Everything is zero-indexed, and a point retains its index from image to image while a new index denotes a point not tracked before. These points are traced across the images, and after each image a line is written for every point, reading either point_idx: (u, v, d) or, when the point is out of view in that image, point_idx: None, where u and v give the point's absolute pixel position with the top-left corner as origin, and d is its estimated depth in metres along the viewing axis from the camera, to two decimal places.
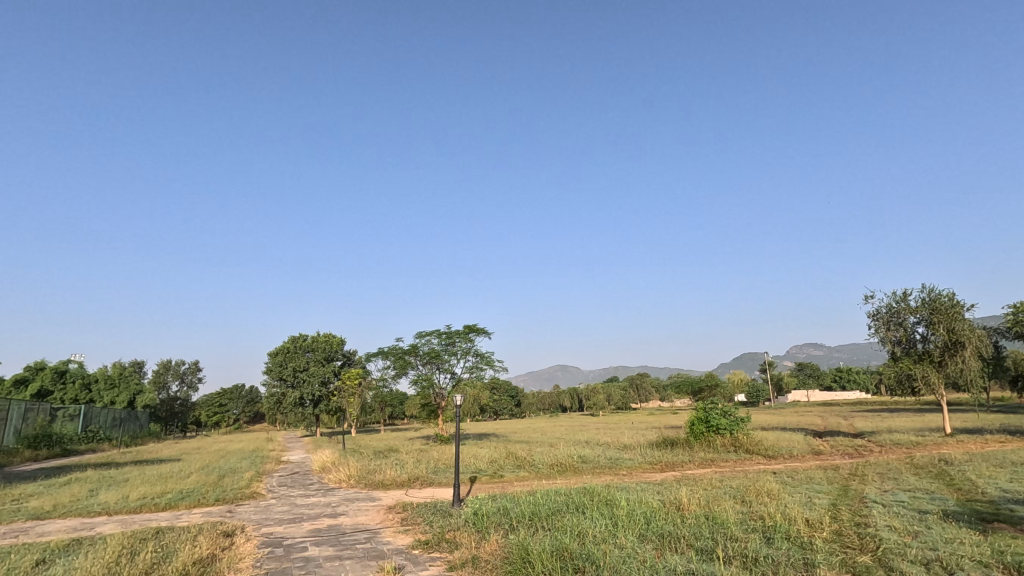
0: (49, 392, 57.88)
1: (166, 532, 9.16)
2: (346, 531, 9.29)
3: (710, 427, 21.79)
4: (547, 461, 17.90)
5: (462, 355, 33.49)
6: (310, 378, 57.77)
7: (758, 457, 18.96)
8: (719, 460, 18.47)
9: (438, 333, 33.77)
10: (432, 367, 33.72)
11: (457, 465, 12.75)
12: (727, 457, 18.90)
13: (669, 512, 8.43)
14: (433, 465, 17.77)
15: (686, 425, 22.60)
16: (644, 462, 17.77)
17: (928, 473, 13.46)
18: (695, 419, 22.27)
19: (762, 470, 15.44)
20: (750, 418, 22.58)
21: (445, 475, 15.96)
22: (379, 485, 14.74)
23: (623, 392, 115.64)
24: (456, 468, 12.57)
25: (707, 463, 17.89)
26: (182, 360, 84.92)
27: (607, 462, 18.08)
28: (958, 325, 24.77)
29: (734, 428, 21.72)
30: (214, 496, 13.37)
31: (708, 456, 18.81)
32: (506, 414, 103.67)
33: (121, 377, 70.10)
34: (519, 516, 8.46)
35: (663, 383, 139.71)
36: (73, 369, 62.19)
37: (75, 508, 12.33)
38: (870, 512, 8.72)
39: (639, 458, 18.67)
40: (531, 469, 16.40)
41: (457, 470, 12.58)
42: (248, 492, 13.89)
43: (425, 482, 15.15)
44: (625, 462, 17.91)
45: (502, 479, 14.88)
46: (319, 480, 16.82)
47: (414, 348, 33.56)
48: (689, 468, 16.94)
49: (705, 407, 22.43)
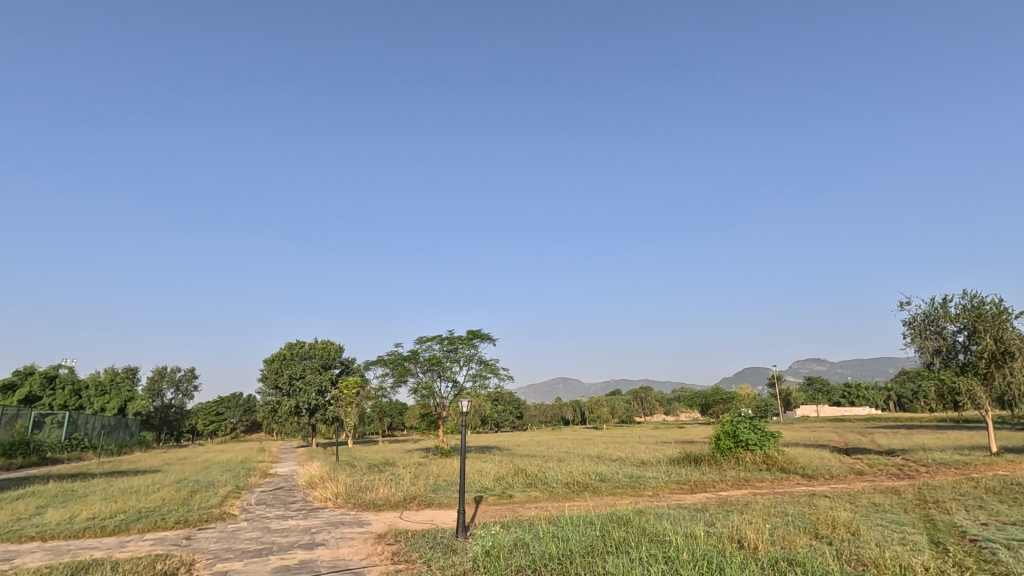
0: (37, 398, 55.90)
1: (90, 571, 7.18)
2: (321, 572, 7.28)
3: (739, 443, 19.71)
4: (561, 479, 15.86)
5: (465, 363, 31.46)
6: (307, 386, 55.73)
7: (797, 477, 16.92)
8: (754, 480, 16.47)
9: (440, 339, 31.86)
10: (433, 374, 31.78)
11: (464, 475, 10.67)
12: (762, 476, 16.89)
13: (741, 554, 6.46)
14: (433, 482, 15.79)
15: (710, 440, 20.57)
16: (670, 482, 15.78)
17: (1016, 500, 11.40)
18: (720, 434, 20.23)
19: (811, 494, 13.46)
20: (781, 433, 20.53)
21: (447, 494, 13.98)
22: (369, 506, 12.76)
23: (627, 405, 113.04)
24: (461, 478, 10.46)
25: (741, 483, 15.88)
26: (178, 367, 82.86)
27: (628, 481, 16.05)
28: (1005, 334, 22.83)
29: (765, 444, 19.67)
30: (175, 517, 11.34)
31: (741, 476, 16.80)
32: (508, 426, 101.03)
33: (113, 383, 68.09)
34: (544, 558, 6.50)
35: (669, 397, 136.62)
36: (63, 374, 60.23)
37: (7, 531, 10.35)
38: (998, 557, 6.72)
39: (663, 477, 16.66)
40: (544, 489, 14.41)
41: (463, 480, 10.47)
42: (215, 513, 11.87)
43: (424, 502, 13.19)
44: (650, 481, 15.91)
45: (512, 501, 12.91)
46: (303, 498, 14.77)
47: (414, 354, 31.65)
48: (723, 489, 14.97)
49: (731, 420, 20.40)
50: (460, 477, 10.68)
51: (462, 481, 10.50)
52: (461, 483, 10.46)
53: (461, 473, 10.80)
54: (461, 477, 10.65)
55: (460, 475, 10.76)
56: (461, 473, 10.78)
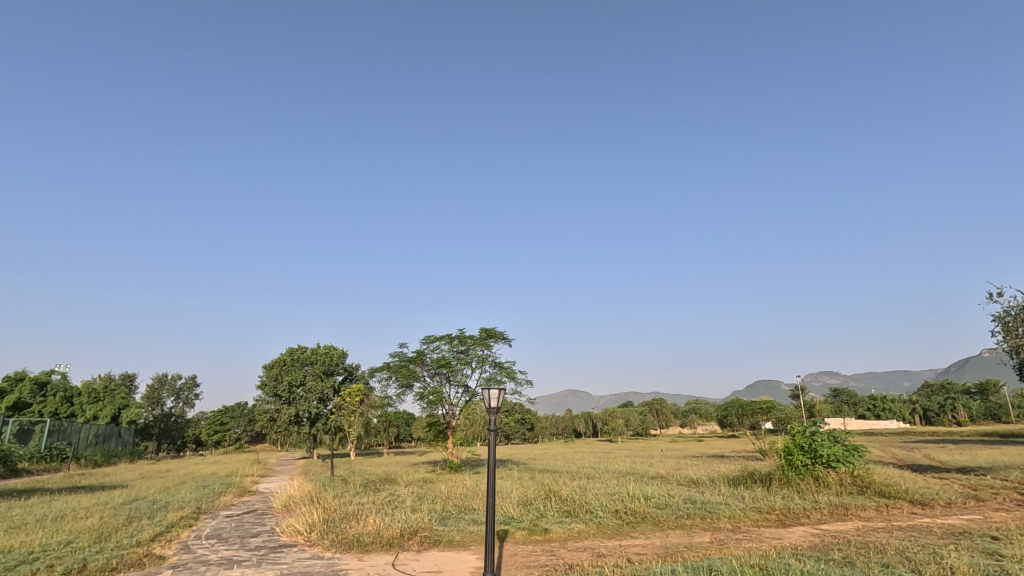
0: (27, 405, 53.07)
1: None
2: None
3: (816, 459, 15.98)
4: (606, 505, 12.25)
5: (477, 365, 27.88)
6: (307, 395, 52.53)
7: (907, 505, 13.17)
8: (855, 508, 12.74)
9: (450, 339, 28.45)
10: (442, 378, 28.34)
11: (494, 490, 7.20)
12: (863, 503, 13.16)
13: None
14: (439, 507, 12.28)
15: (778, 457, 16.83)
16: (748, 510, 12.15)
17: None
18: (791, 448, 16.49)
19: (959, 533, 9.81)
20: (864, 448, 16.79)
21: (459, 526, 10.53)
22: (351, 546, 9.21)
23: (643, 419, 108.13)
24: (488, 494, 7.02)
25: (842, 513, 12.19)
26: (178, 374, 80.05)
27: (694, 508, 12.41)
28: None
29: (849, 461, 15.93)
30: (70, 563, 7.85)
31: (837, 503, 13.04)
32: (519, 438, 96.81)
33: (107, 391, 65.15)
34: None
35: (683, 409, 131.33)
36: (54, 380, 57.34)
37: None
38: None
39: (734, 503, 13.03)
40: (587, 519, 10.90)
41: (491, 499, 7.04)
42: (133, 556, 8.39)
43: (428, 539, 9.62)
44: (721, 508, 12.30)
45: (549, 540, 9.45)
46: (270, 529, 11.28)
47: (420, 356, 28.27)
48: (823, 522, 11.34)
49: (805, 433, 16.71)
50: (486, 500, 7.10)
51: (493, 511, 6.95)
52: (492, 502, 6.99)
53: (490, 486, 7.25)
54: (492, 494, 7.14)
55: (490, 494, 7.17)
56: (491, 488, 7.21)
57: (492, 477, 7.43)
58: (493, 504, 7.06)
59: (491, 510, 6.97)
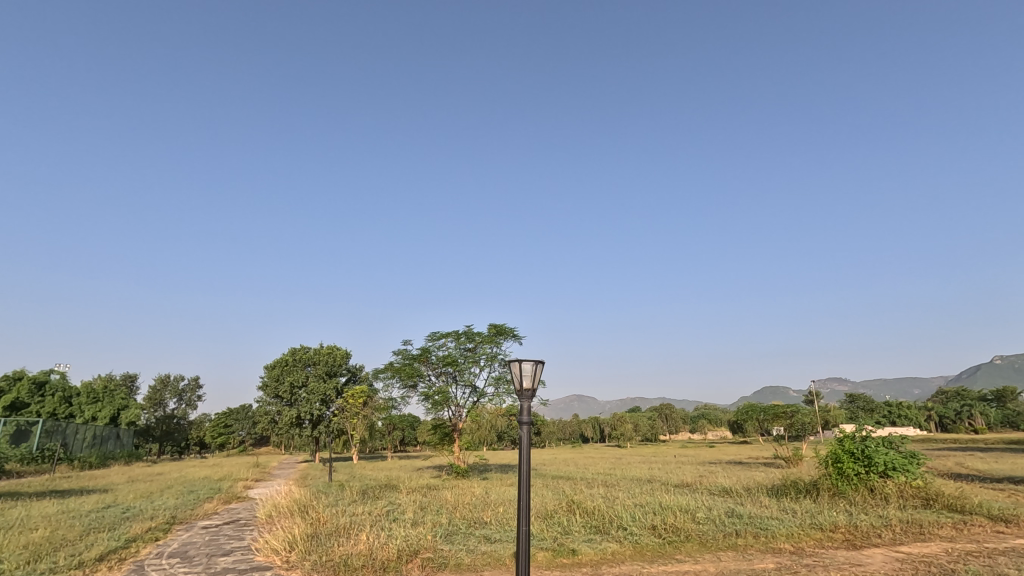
0: (25, 405, 51.81)
1: None
2: None
3: (871, 468, 14.18)
4: (640, 520, 10.51)
5: (486, 363, 26.18)
6: (309, 397, 50.93)
7: (990, 523, 11.29)
8: (930, 525, 10.91)
9: (457, 335, 26.78)
10: (448, 378, 26.70)
11: (528, 513, 5.48)
12: (938, 520, 11.26)
13: None
14: (445, 520, 10.61)
15: (825, 464, 15.05)
16: (807, 528, 10.38)
17: None
18: (839, 454, 14.74)
19: None
20: (922, 456, 14.96)
21: (470, 544, 8.84)
22: (337, 572, 7.46)
23: (652, 424, 105.94)
24: (521, 520, 5.32)
25: (920, 534, 10.34)
26: (180, 375, 78.70)
27: (742, 525, 10.63)
28: None
29: (910, 471, 14.05)
30: None
31: (909, 520, 11.20)
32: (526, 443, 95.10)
33: (106, 391, 63.84)
34: None
35: (692, 414, 128.87)
36: (53, 380, 56.07)
37: None
38: None
39: (787, 518, 11.23)
40: (621, 538, 9.19)
41: (524, 529, 5.34)
42: None
43: (431, 563, 7.87)
44: (774, 525, 10.53)
45: (582, 566, 7.76)
46: (245, 545, 9.58)
47: (425, 354, 26.57)
48: (901, 545, 9.53)
49: (857, 440, 14.87)
50: (518, 524, 5.38)
51: (526, 546, 5.23)
52: (525, 530, 5.27)
53: (521, 505, 5.51)
54: (524, 517, 5.41)
55: (519, 519, 5.42)
56: (523, 507, 5.47)
57: (522, 491, 5.66)
58: (525, 536, 5.35)
59: (523, 547, 5.26)
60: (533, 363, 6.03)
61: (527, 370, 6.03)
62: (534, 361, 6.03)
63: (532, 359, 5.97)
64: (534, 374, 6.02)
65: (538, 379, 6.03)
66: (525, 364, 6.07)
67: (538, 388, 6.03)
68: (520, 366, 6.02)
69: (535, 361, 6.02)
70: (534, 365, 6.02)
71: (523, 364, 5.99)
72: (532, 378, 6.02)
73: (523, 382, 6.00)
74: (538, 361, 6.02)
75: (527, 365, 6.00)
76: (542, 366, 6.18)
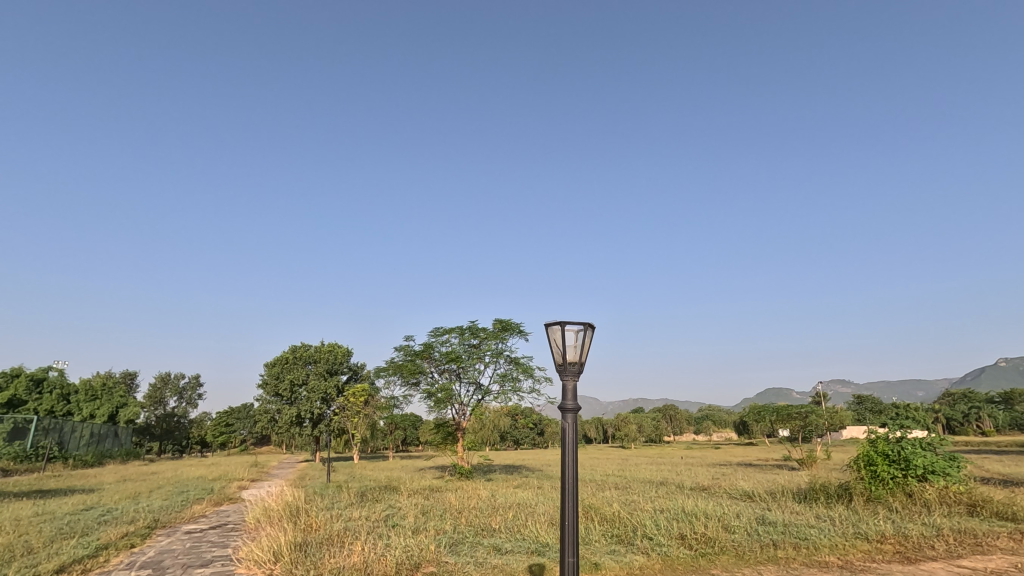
0: (22, 402, 51.02)
1: None
2: None
3: (908, 471, 13.19)
4: (666, 528, 9.56)
5: (491, 360, 25.24)
6: (309, 395, 50.02)
7: None
8: (985, 535, 9.86)
9: (460, 331, 25.80)
10: (451, 375, 25.76)
11: (574, 542, 4.50)
12: (993, 530, 10.21)
13: None
14: (450, 527, 9.66)
15: (856, 467, 14.07)
16: (851, 538, 9.37)
17: None
18: (873, 457, 13.75)
19: None
20: (963, 458, 13.88)
21: (480, 555, 7.92)
22: None
23: (656, 425, 104.67)
24: (566, 552, 4.36)
25: (979, 546, 9.28)
26: (181, 373, 77.91)
27: (777, 534, 9.64)
28: None
29: (951, 475, 13.01)
30: None
31: (960, 529, 10.15)
32: (528, 443, 93.95)
33: (105, 388, 63.03)
34: None
35: (696, 415, 127.64)
36: (51, 377, 55.41)
37: None
38: None
39: (826, 527, 10.20)
40: (648, 549, 8.24)
41: (569, 560, 4.42)
42: None
43: None
44: (812, 535, 9.54)
45: None
46: (228, 555, 8.62)
47: (428, 350, 25.62)
48: (961, 559, 8.49)
49: (891, 441, 13.87)
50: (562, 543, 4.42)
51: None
52: (573, 560, 4.30)
53: (566, 521, 4.48)
54: (571, 542, 4.38)
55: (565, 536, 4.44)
56: (569, 526, 4.44)
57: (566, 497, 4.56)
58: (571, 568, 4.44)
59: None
60: (583, 328, 4.63)
61: (578, 337, 4.60)
62: (584, 323, 4.62)
63: (581, 321, 4.57)
64: (584, 342, 4.62)
65: (588, 350, 4.64)
66: (571, 329, 4.62)
67: (585, 361, 4.60)
68: (561, 332, 4.62)
69: (586, 325, 4.64)
70: (585, 329, 4.61)
71: (566, 331, 4.56)
72: (582, 348, 4.62)
73: (568, 354, 4.59)
74: (591, 324, 4.61)
75: (577, 331, 4.60)
76: (590, 332, 4.74)
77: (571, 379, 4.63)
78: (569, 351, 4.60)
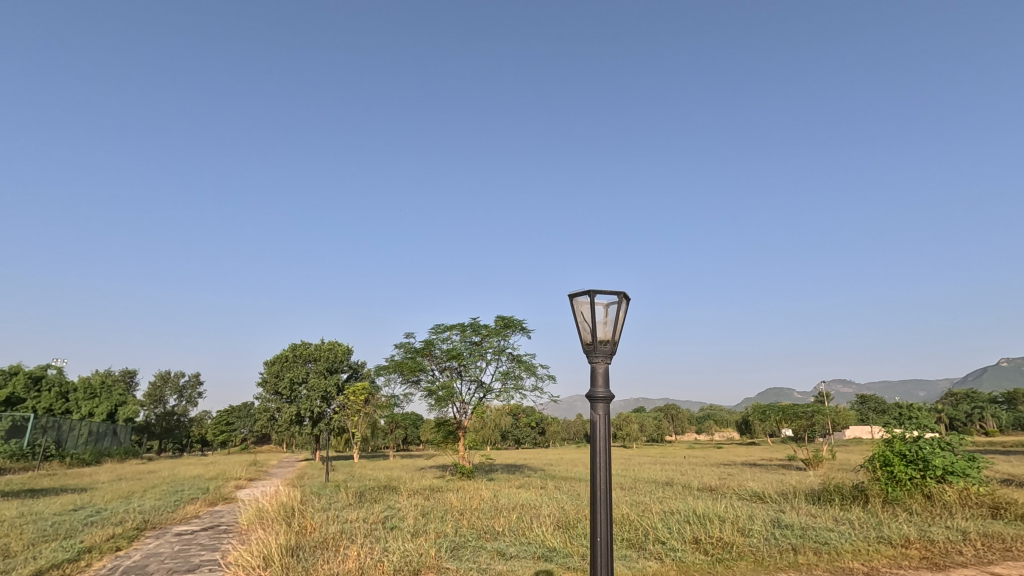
0: (21, 400, 50.67)
1: None
2: None
3: (926, 472, 12.72)
4: (679, 532, 9.08)
5: (493, 357, 24.78)
6: (309, 393, 49.64)
7: None
8: (1014, 541, 9.35)
9: (462, 328, 25.34)
10: (452, 372, 25.29)
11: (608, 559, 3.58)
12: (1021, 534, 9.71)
13: None
14: (451, 530, 9.17)
15: (871, 468, 13.62)
16: (874, 543, 8.86)
17: None
18: (889, 458, 13.31)
19: None
20: (983, 459, 13.36)
21: (483, 560, 7.43)
22: None
23: (658, 425, 104.24)
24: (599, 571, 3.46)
25: (1009, 552, 8.77)
26: (181, 371, 77.60)
27: (796, 538, 9.12)
28: None
29: (972, 477, 12.51)
30: None
31: (986, 534, 9.66)
32: (529, 442, 93.53)
33: (104, 386, 62.67)
34: None
35: (698, 415, 127.11)
36: (50, 375, 55.04)
37: None
38: None
39: (847, 531, 9.69)
40: (660, 554, 7.75)
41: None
42: None
43: None
44: (833, 539, 9.05)
45: None
46: (214, 560, 8.11)
47: (428, 347, 25.16)
48: (994, 567, 7.99)
49: (907, 441, 13.41)
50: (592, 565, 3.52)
51: None
52: None
53: (598, 540, 3.60)
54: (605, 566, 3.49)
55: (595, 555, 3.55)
56: (602, 545, 3.55)
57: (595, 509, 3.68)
58: None
59: None
60: (618, 301, 3.90)
61: (613, 312, 3.87)
62: (618, 295, 3.90)
63: (616, 293, 3.83)
64: (619, 318, 3.89)
65: (622, 327, 3.91)
66: (602, 304, 3.85)
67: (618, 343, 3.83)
68: (591, 305, 3.84)
69: (620, 298, 3.88)
70: (620, 303, 3.89)
71: (597, 306, 3.80)
72: (617, 325, 3.89)
73: (600, 331, 3.83)
74: (626, 295, 3.89)
75: (611, 304, 3.85)
76: (625, 311, 3.96)
77: (602, 362, 3.83)
78: (601, 329, 3.84)
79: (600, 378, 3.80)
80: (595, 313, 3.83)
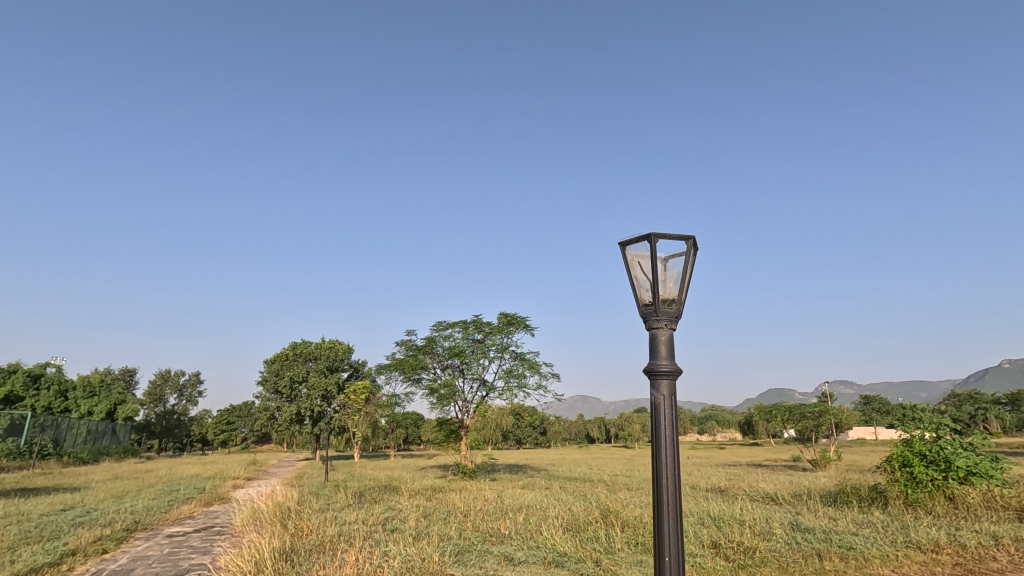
0: (19, 398, 50.28)
1: None
2: None
3: (948, 473, 12.24)
4: (695, 536, 8.60)
5: (496, 355, 24.32)
6: (310, 393, 49.25)
7: None
8: None
9: (464, 325, 24.88)
10: (455, 370, 24.81)
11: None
12: None
13: None
14: (455, 534, 8.70)
15: (890, 469, 13.14)
16: (903, 548, 8.37)
17: None
18: (908, 458, 12.84)
19: None
20: (1007, 459, 12.85)
21: (490, 566, 6.95)
22: None
23: (659, 425, 103.71)
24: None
25: None
26: (181, 370, 77.21)
27: (819, 542, 8.64)
28: None
29: (995, 477, 12.01)
30: None
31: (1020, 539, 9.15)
32: (530, 442, 93.03)
33: (104, 384, 62.29)
34: None
35: (700, 415, 126.48)
36: (49, 373, 54.65)
37: None
38: None
39: (871, 535, 9.19)
40: (679, 559, 7.26)
41: None
42: None
43: None
44: (859, 544, 8.55)
45: None
46: (204, 564, 7.63)
47: (430, 345, 24.69)
48: None
49: (927, 441, 12.93)
50: None
51: None
52: None
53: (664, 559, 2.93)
54: None
55: (664, 564, 2.91)
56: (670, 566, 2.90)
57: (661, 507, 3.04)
58: None
59: None
60: (684, 250, 3.28)
61: (681, 265, 3.26)
62: (683, 244, 3.30)
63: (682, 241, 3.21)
64: (685, 271, 3.27)
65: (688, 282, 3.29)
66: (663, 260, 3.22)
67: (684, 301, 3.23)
68: (652, 261, 3.22)
69: (684, 247, 3.26)
70: (686, 253, 3.28)
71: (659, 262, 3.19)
72: (682, 281, 3.27)
73: (662, 290, 3.21)
74: (693, 243, 3.30)
75: (676, 255, 3.24)
76: (691, 259, 3.34)
77: (666, 328, 3.20)
78: (667, 286, 3.24)
79: (663, 348, 3.18)
80: (660, 269, 3.22)
